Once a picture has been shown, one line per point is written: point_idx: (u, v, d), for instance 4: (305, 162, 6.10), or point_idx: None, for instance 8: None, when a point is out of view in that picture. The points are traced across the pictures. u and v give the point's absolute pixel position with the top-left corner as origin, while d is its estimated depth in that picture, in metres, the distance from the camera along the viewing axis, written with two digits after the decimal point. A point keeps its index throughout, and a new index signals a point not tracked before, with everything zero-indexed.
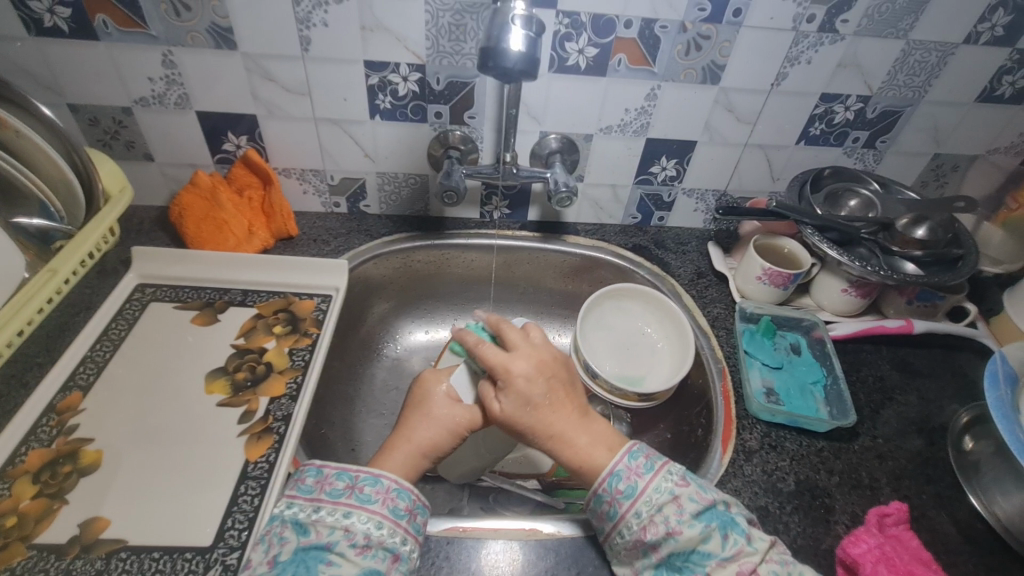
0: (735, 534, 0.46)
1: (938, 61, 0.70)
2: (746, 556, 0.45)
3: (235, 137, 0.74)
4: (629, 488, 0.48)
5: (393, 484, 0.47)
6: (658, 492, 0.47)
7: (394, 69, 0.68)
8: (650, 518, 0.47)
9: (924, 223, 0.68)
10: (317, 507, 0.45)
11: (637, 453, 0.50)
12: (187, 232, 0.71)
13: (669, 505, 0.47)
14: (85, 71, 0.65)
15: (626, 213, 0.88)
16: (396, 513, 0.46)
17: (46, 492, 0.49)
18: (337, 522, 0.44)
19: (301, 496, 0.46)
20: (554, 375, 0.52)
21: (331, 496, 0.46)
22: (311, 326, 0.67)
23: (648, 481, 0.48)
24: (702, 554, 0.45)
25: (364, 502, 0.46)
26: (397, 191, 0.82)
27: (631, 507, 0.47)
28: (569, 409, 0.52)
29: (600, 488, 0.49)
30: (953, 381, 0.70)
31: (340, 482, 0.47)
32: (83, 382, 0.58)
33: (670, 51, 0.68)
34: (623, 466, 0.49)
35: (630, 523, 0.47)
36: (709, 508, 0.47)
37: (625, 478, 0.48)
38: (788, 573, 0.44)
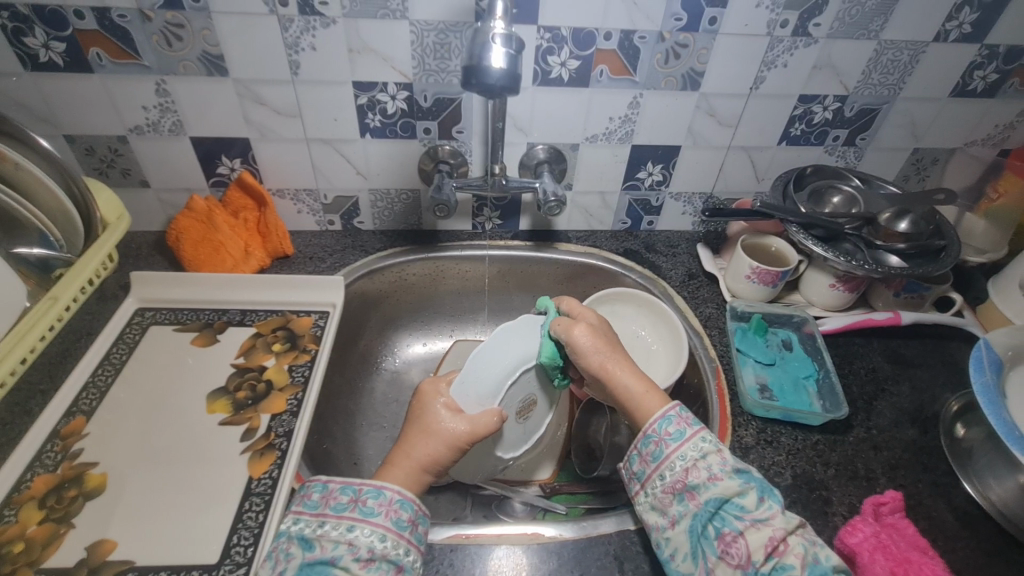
0: (771, 498, 0.46)
1: (911, 59, 0.72)
2: (778, 521, 0.45)
3: (229, 161, 0.75)
4: (677, 432, 0.50)
5: (396, 495, 0.48)
6: (704, 442, 0.50)
7: (382, 88, 0.69)
8: (694, 463, 0.49)
9: (906, 217, 0.69)
10: (322, 522, 0.46)
11: (689, 408, 0.53)
12: (184, 255, 0.73)
13: (714, 455, 0.49)
14: (81, 103, 0.67)
15: (616, 219, 0.90)
16: (398, 525, 0.46)
17: (52, 517, 0.50)
18: (341, 536, 0.45)
19: (307, 512, 0.47)
20: (614, 335, 0.59)
21: (336, 510, 0.47)
22: (310, 343, 0.68)
23: (696, 430, 0.50)
24: (736, 506, 0.46)
25: (367, 515, 0.46)
26: (390, 206, 0.83)
27: (677, 450, 0.50)
28: (626, 356, 0.57)
29: (650, 428, 0.51)
30: (944, 370, 0.72)
31: (343, 496, 0.48)
32: (85, 408, 0.59)
33: (650, 60, 0.70)
34: (675, 412, 0.52)
35: (673, 465, 0.49)
36: (747, 470, 0.48)
37: (675, 423, 0.51)
38: (814, 552, 0.44)
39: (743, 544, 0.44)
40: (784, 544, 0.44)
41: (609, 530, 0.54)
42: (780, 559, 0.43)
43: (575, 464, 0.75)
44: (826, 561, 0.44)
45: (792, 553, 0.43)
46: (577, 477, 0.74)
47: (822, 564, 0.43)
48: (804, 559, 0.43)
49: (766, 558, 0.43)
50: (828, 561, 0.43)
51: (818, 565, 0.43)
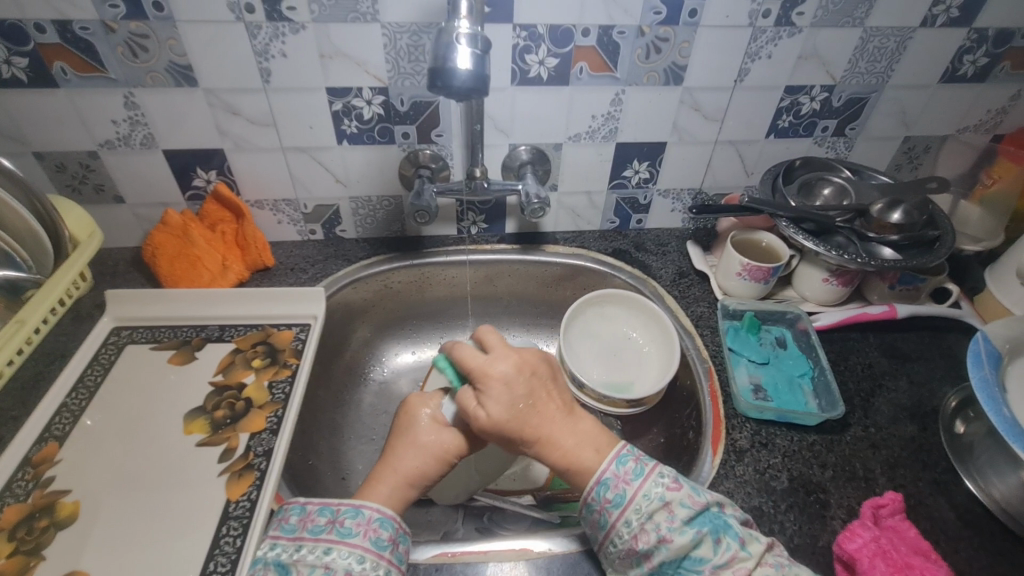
0: (728, 538, 0.45)
1: (898, 45, 0.71)
2: (740, 561, 0.44)
3: (204, 173, 0.74)
4: (618, 497, 0.47)
5: (375, 514, 0.46)
6: (649, 498, 0.46)
7: (357, 93, 0.68)
8: (641, 527, 0.46)
9: (899, 207, 0.67)
10: (299, 545, 0.45)
11: (626, 455, 0.49)
12: (160, 271, 0.71)
13: (661, 512, 0.46)
14: (48, 119, 0.65)
15: (604, 218, 0.88)
16: (378, 544, 0.45)
17: (21, 549, 0.48)
18: (318, 560, 0.43)
19: (284, 536, 0.46)
20: (539, 376, 0.51)
21: (313, 533, 0.45)
22: (290, 357, 0.66)
23: (638, 486, 0.47)
24: (695, 560, 0.44)
25: (345, 536, 0.45)
26: (372, 214, 0.81)
27: (620, 517, 0.46)
28: (551, 410, 0.50)
29: (590, 499, 0.48)
30: (942, 363, 0.70)
31: (321, 518, 0.46)
32: (58, 433, 0.57)
33: (630, 55, 0.68)
34: (611, 474, 0.48)
35: (620, 533, 0.46)
36: (700, 512, 0.46)
37: (613, 487, 0.47)
38: None
39: None
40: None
41: None
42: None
43: None
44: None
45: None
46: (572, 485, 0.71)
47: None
48: None
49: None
50: None
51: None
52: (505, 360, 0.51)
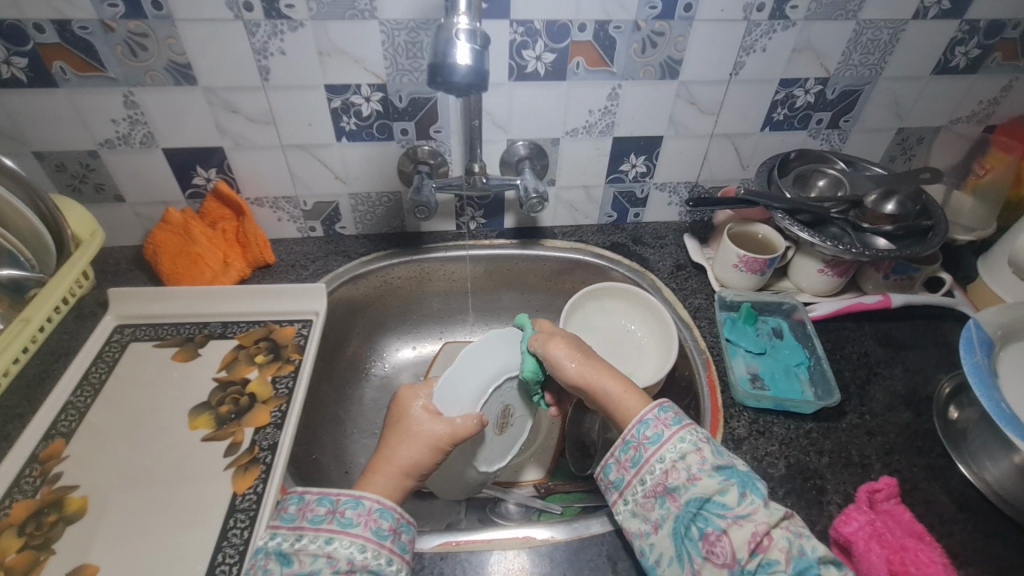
0: (754, 494, 0.45)
1: (891, 37, 0.71)
2: (761, 517, 0.44)
3: (204, 171, 0.74)
4: (655, 435, 0.50)
5: (375, 504, 0.47)
6: (683, 442, 0.49)
7: (356, 90, 0.68)
8: (673, 464, 0.48)
9: (892, 197, 0.70)
10: (299, 535, 0.45)
11: (669, 407, 0.52)
12: (162, 269, 0.71)
13: (693, 454, 0.48)
14: (47, 119, 0.66)
15: (601, 212, 0.88)
16: (379, 534, 0.45)
17: (31, 544, 0.48)
18: (319, 550, 0.44)
19: (283, 526, 0.46)
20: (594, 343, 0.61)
21: (313, 523, 0.46)
22: (293, 353, 0.67)
23: (674, 431, 0.50)
24: (719, 504, 0.45)
25: (346, 526, 0.45)
26: (372, 210, 0.82)
27: (655, 453, 0.49)
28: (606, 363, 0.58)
29: (628, 435, 0.51)
30: (936, 351, 0.71)
31: (321, 507, 0.46)
32: (65, 430, 0.57)
33: (626, 49, 0.69)
34: (652, 416, 0.51)
35: (653, 467, 0.49)
36: (729, 465, 0.47)
37: (652, 426, 0.50)
38: (800, 545, 0.43)
39: (727, 543, 0.44)
40: (768, 538, 0.43)
41: (602, 531, 0.53)
42: (764, 554, 0.43)
43: (569, 463, 0.74)
44: (812, 553, 0.43)
45: (776, 548, 0.43)
46: (572, 476, 0.73)
47: (806, 557, 0.43)
48: (789, 553, 0.43)
49: (751, 555, 0.43)
50: (814, 553, 0.43)
51: (804, 559, 0.43)
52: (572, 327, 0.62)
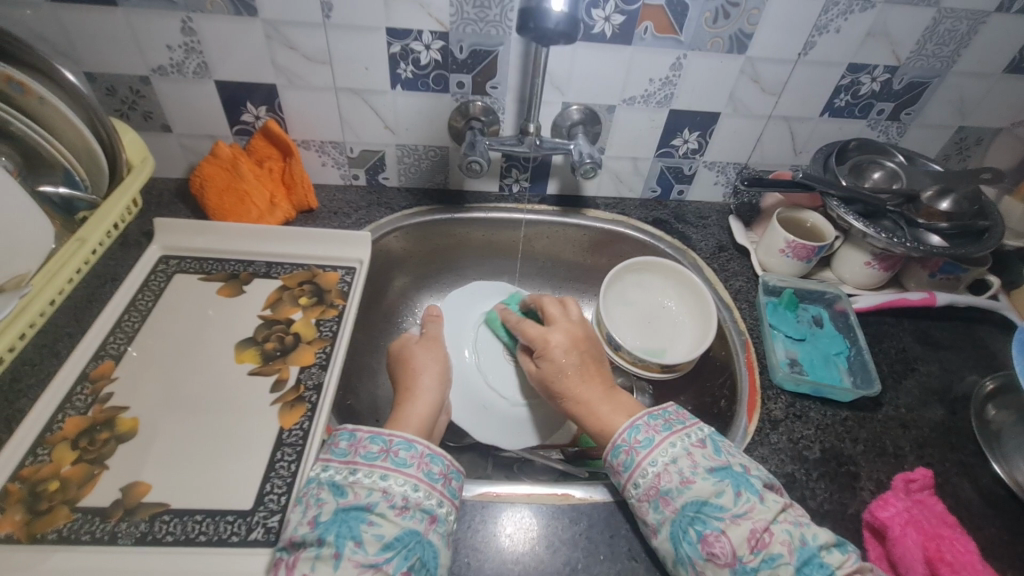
0: (749, 492, 0.46)
1: (969, 29, 0.69)
2: (759, 513, 0.45)
3: (254, 108, 0.73)
4: (647, 440, 0.50)
5: (427, 449, 0.48)
6: (674, 447, 0.49)
7: (417, 37, 0.66)
8: (664, 468, 0.48)
9: (949, 195, 0.68)
10: (353, 469, 0.46)
11: (657, 415, 0.53)
12: (208, 203, 0.71)
13: (684, 458, 0.48)
14: (102, 39, 0.64)
15: (645, 186, 0.87)
16: (431, 476, 0.47)
17: (86, 457, 0.50)
18: (374, 484, 0.45)
19: (335, 459, 0.47)
20: (586, 349, 0.61)
21: (366, 459, 0.46)
22: (336, 298, 0.67)
23: (665, 436, 0.50)
24: (715, 506, 0.45)
25: (400, 465, 0.46)
26: (417, 163, 0.81)
27: (647, 457, 0.49)
28: (596, 383, 0.59)
29: (619, 439, 0.51)
30: (973, 353, 0.71)
31: (374, 446, 0.47)
32: (114, 352, 0.58)
33: (698, 18, 0.66)
34: (643, 422, 0.52)
35: (645, 471, 0.49)
36: (723, 466, 0.48)
37: (643, 431, 0.51)
38: (801, 535, 0.44)
39: (725, 542, 0.44)
40: (768, 534, 0.44)
41: None
42: (767, 550, 0.43)
43: None
44: (813, 542, 0.44)
45: (777, 542, 0.43)
46: None
47: (809, 547, 0.43)
48: (789, 546, 0.43)
49: (752, 552, 0.43)
50: (815, 542, 0.44)
51: (806, 548, 0.43)
52: (558, 329, 0.63)
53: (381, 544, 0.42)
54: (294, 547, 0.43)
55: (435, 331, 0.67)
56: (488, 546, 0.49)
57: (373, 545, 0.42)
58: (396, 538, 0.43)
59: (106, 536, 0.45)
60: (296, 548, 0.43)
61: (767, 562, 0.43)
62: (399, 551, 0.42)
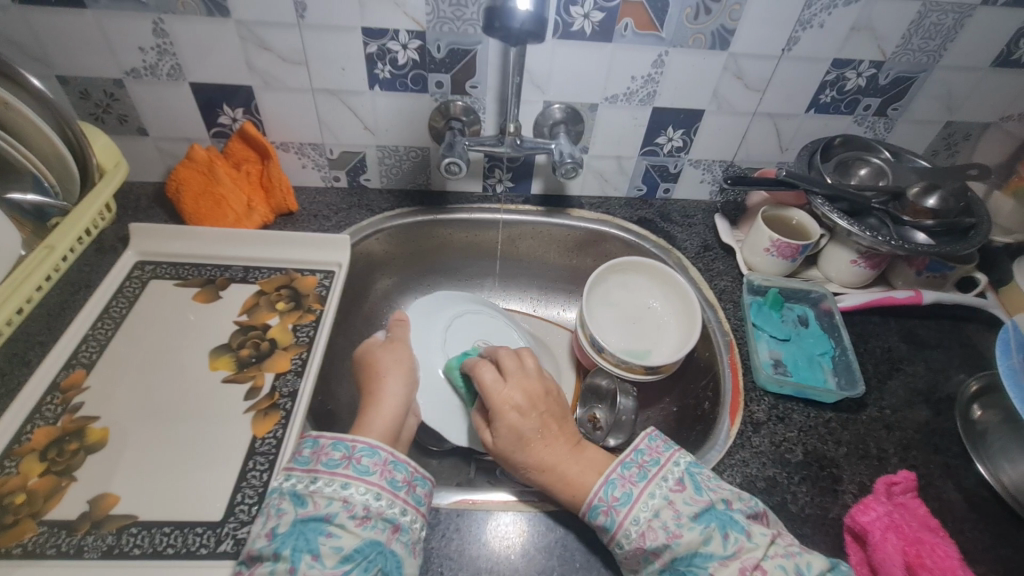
0: (735, 532, 0.46)
1: (955, 23, 0.68)
2: (748, 551, 0.45)
3: (231, 110, 0.72)
4: (624, 496, 0.49)
5: (390, 456, 0.47)
6: (654, 498, 0.48)
7: (394, 36, 0.65)
8: (648, 524, 0.47)
9: (936, 193, 0.67)
10: (314, 477, 0.45)
11: (630, 463, 0.51)
12: (184, 208, 0.70)
13: (666, 510, 0.47)
14: (73, 42, 0.63)
15: (631, 185, 0.86)
16: (393, 484, 0.46)
17: (53, 469, 0.49)
18: (335, 493, 0.44)
19: (298, 468, 0.46)
20: (546, 410, 0.54)
21: (328, 467, 0.46)
22: (314, 303, 0.66)
23: (642, 489, 0.49)
24: (705, 556, 0.45)
25: (362, 473, 0.46)
26: (399, 164, 0.80)
27: (628, 515, 0.47)
28: (559, 442, 0.53)
29: (595, 499, 0.49)
30: (960, 352, 0.70)
31: (336, 452, 0.47)
32: (85, 360, 0.57)
33: (679, 14, 0.65)
34: (617, 476, 0.50)
35: (628, 531, 0.47)
36: (707, 509, 0.47)
37: (620, 487, 0.49)
38: (794, 565, 0.44)
39: None
40: (760, 572, 0.44)
41: None
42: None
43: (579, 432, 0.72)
44: (809, 572, 0.44)
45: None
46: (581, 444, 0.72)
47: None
48: None
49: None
50: (810, 570, 0.43)
51: None
52: (511, 392, 0.54)
53: (340, 557, 0.42)
54: (252, 560, 0.42)
55: (402, 333, 0.65)
56: (463, 556, 0.49)
57: (331, 559, 0.41)
58: (356, 550, 0.42)
59: (73, 550, 0.45)
60: (254, 562, 0.42)
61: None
62: (359, 563, 0.42)
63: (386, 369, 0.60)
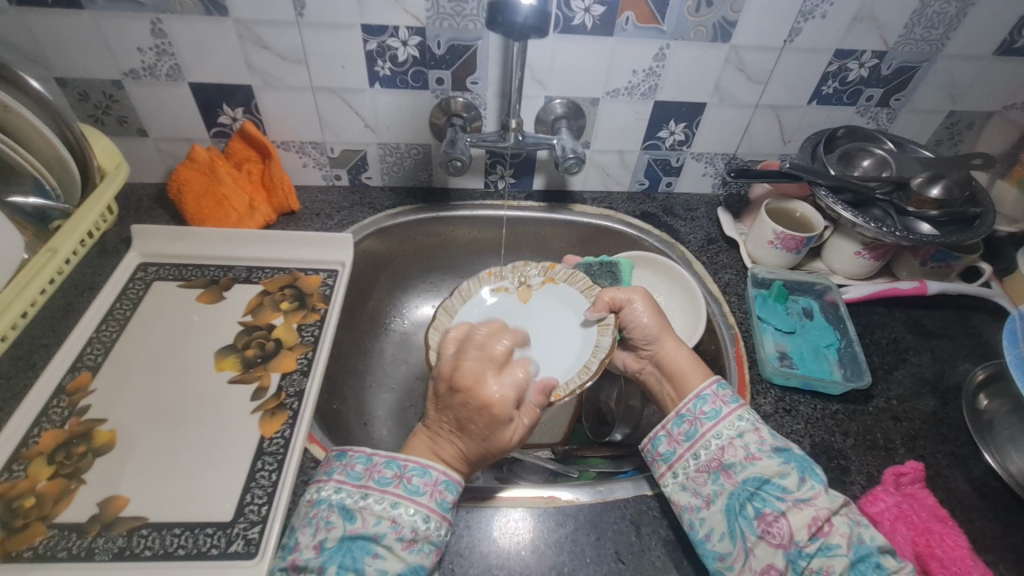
0: (813, 479, 0.47)
1: (958, 12, 0.67)
2: (822, 502, 0.45)
3: (231, 110, 0.71)
4: (713, 412, 0.52)
5: (441, 476, 0.47)
6: (742, 421, 0.51)
7: (393, 33, 0.65)
8: (730, 442, 0.50)
9: (939, 181, 0.67)
10: (364, 494, 0.45)
11: (727, 387, 0.54)
12: (186, 209, 0.70)
13: (751, 434, 0.50)
14: (70, 43, 0.63)
15: (633, 179, 0.86)
16: (443, 507, 0.46)
17: (62, 472, 0.49)
18: (384, 512, 0.44)
19: (349, 482, 0.46)
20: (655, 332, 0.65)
21: (379, 484, 0.46)
22: (318, 302, 0.66)
23: (733, 410, 0.52)
24: (777, 486, 0.46)
25: (413, 493, 0.45)
26: (400, 161, 0.79)
27: (711, 428, 0.51)
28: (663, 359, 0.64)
29: (684, 409, 0.53)
30: (966, 342, 0.70)
31: (388, 470, 0.47)
32: (91, 363, 0.57)
33: (679, 7, 0.65)
34: (711, 392, 0.53)
35: (709, 443, 0.51)
36: (787, 449, 0.49)
37: (711, 402, 0.53)
38: (858, 532, 0.44)
39: (785, 525, 0.44)
40: (828, 524, 0.44)
41: (625, 496, 0.53)
42: (824, 538, 0.44)
43: (586, 429, 0.75)
44: (869, 541, 0.44)
45: (836, 533, 0.44)
46: (588, 441, 0.74)
47: (865, 544, 0.44)
48: (848, 538, 0.44)
49: (810, 538, 0.44)
50: (872, 541, 0.44)
51: (862, 546, 0.44)
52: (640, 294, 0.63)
53: None
54: (297, 571, 0.42)
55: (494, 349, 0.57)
56: (474, 552, 0.49)
57: None
58: None
59: (83, 552, 0.45)
60: (298, 572, 0.42)
61: (823, 551, 0.43)
62: None
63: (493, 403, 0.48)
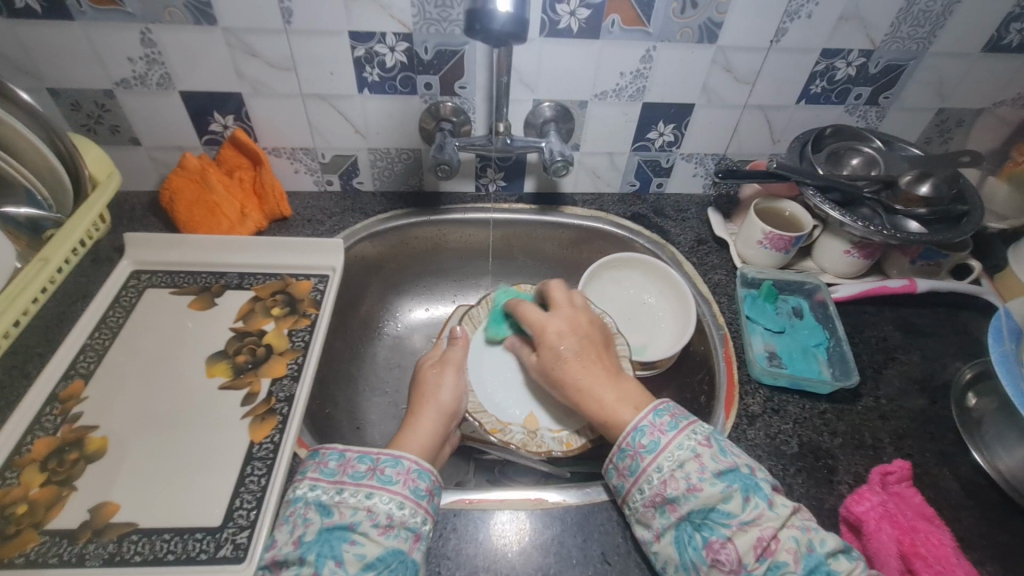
0: (757, 497, 0.46)
1: (944, 10, 0.67)
2: (766, 520, 0.45)
3: (222, 117, 0.72)
4: (651, 444, 0.50)
5: (414, 465, 0.48)
6: (680, 449, 0.49)
7: (381, 39, 0.65)
8: (671, 474, 0.48)
9: (927, 179, 0.67)
10: (339, 489, 0.46)
11: (661, 412, 0.52)
12: (178, 216, 0.70)
13: (691, 462, 0.48)
14: (61, 54, 0.63)
15: (624, 180, 0.86)
16: (417, 493, 0.47)
17: (54, 479, 0.50)
18: (359, 503, 0.45)
19: (324, 479, 0.47)
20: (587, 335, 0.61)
21: (354, 478, 0.47)
22: (309, 307, 0.66)
23: (670, 439, 0.50)
24: (722, 513, 0.45)
25: (386, 483, 0.47)
26: (391, 166, 0.80)
27: (652, 462, 0.49)
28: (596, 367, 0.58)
29: (623, 443, 0.51)
30: (956, 340, 0.70)
31: (361, 465, 0.48)
32: (84, 370, 0.58)
33: (665, 9, 0.65)
34: (647, 423, 0.51)
35: (650, 478, 0.48)
36: (731, 470, 0.47)
37: (648, 434, 0.50)
38: (809, 540, 0.44)
39: (732, 550, 0.44)
40: (774, 542, 0.44)
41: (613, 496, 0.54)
42: (772, 558, 0.43)
43: None
44: (820, 548, 0.44)
45: (783, 549, 0.44)
46: None
47: (816, 553, 0.43)
48: (796, 554, 0.43)
49: (758, 560, 0.43)
50: (823, 547, 0.44)
51: (813, 555, 0.43)
52: (561, 319, 0.61)
53: (362, 564, 0.42)
54: (276, 565, 0.43)
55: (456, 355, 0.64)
56: (461, 555, 0.49)
57: (354, 566, 0.42)
58: (379, 558, 0.43)
59: (75, 558, 0.45)
60: (279, 567, 0.43)
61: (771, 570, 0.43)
62: (381, 571, 0.42)
63: (436, 390, 0.60)
